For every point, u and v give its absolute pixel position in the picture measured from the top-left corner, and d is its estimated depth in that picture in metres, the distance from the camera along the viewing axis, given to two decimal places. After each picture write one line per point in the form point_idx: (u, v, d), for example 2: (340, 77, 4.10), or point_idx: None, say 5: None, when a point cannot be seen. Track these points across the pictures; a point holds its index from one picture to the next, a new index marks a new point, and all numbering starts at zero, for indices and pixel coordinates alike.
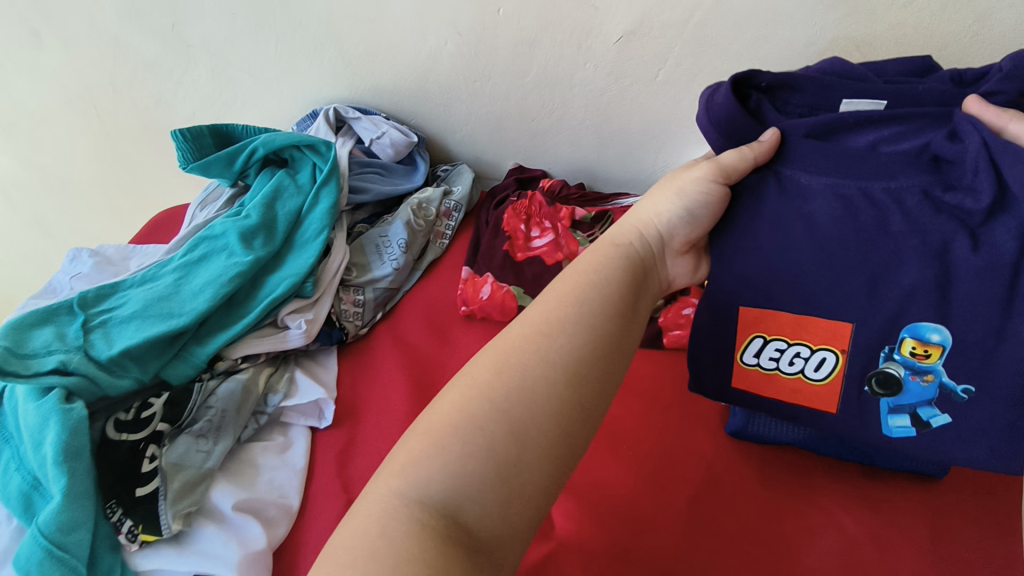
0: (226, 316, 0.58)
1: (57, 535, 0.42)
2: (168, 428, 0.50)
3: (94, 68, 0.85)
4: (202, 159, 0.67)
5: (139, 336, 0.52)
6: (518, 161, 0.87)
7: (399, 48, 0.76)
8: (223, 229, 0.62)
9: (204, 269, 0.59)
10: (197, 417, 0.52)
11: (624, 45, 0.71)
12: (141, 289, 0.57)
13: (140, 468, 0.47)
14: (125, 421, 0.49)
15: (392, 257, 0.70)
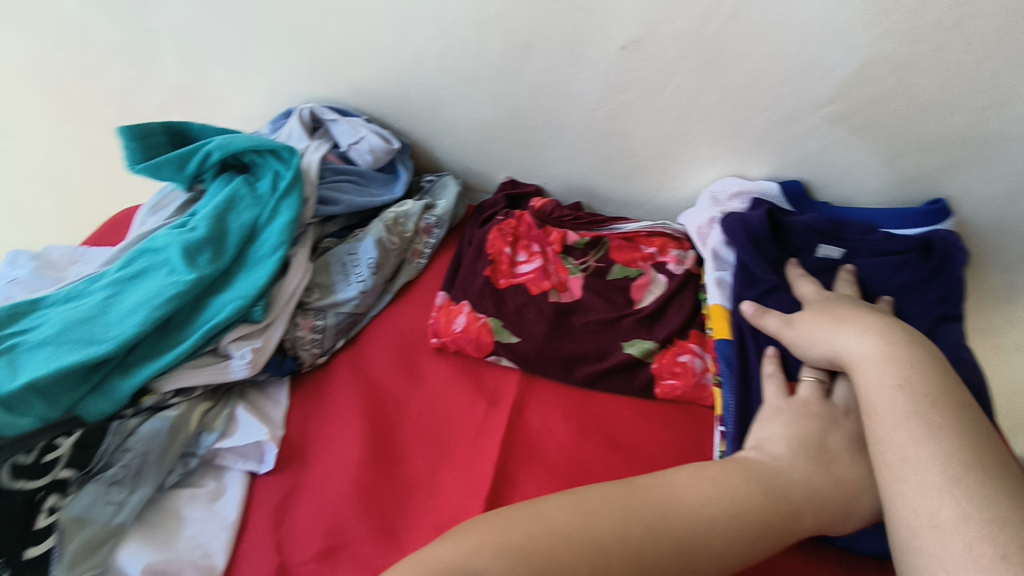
0: (159, 343, 0.52)
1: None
2: (74, 474, 0.44)
3: (55, 51, 0.78)
4: (152, 160, 0.60)
5: (50, 368, 0.46)
6: (511, 174, 0.79)
7: (380, 46, 0.69)
8: (165, 242, 0.56)
9: (137, 288, 0.53)
10: (111, 461, 0.46)
11: (629, 55, 0.63)
12: (63, 311, 0.51)
13: (34, 524, 0.41)
14: (23, 465, 0.42)
15: (359, 278, 0.64)
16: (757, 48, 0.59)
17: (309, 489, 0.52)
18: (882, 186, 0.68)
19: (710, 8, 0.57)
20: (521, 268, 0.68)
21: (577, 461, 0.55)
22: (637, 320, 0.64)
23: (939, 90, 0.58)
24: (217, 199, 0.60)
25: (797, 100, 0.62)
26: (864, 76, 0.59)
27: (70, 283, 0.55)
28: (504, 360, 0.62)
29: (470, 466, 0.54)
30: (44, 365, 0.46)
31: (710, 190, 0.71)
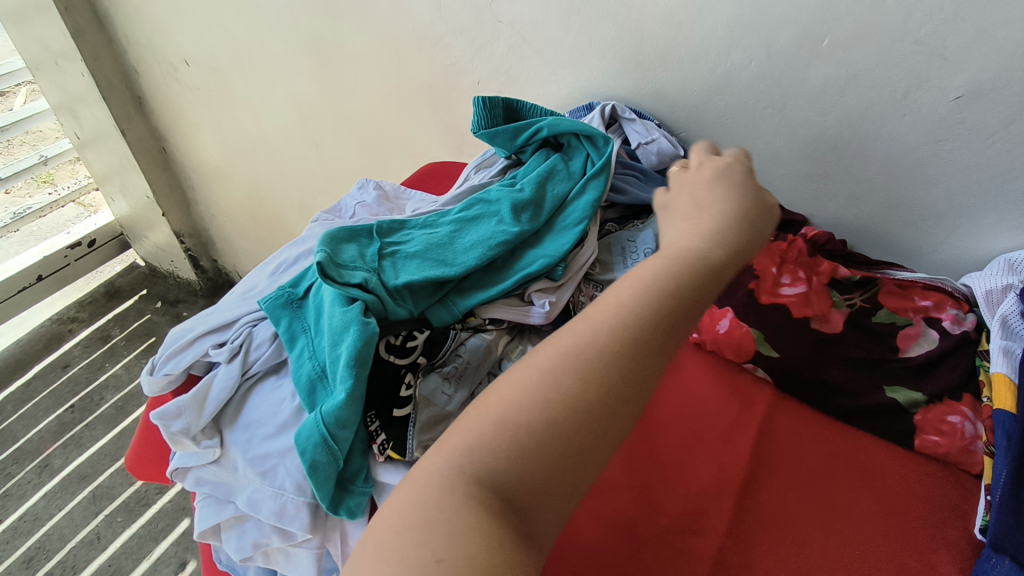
0: (484, 279, 0.61)
1: (333, 427, 0.47)
2: (425, 362, 0.55)
3: (410, 25, 0.95)
4: (492, 128, 0.72)
5: (420, 274, 0.57)
6: (779, 200, 0.81)
7: (697, 60, 0.75)
8: (499, 197, 0.66)
9: (477, 227, 0.63)
10: (447, 360, 0.56)
11: (961, 105, 0.62)
12: (423, 233, 0.62)
13: (398, 392, 0.52)
14: (394, 345, 0.54)
15: (635, 263, 0.69)
16: None
17: None
18: None
19: None
20: (787, 290, 0.68)
21: (826, 482, 0.56)
22: (906, 366, 0.62)
23: None
24: (538, 169, 0.70)
25: None
26: None
27: (420, 213, 0.68)
28: (760, 372, 0.67)
29: (722, 456, 0.57)
30: (416, 272, 0.57)
31: (1008, 257, 0.65)
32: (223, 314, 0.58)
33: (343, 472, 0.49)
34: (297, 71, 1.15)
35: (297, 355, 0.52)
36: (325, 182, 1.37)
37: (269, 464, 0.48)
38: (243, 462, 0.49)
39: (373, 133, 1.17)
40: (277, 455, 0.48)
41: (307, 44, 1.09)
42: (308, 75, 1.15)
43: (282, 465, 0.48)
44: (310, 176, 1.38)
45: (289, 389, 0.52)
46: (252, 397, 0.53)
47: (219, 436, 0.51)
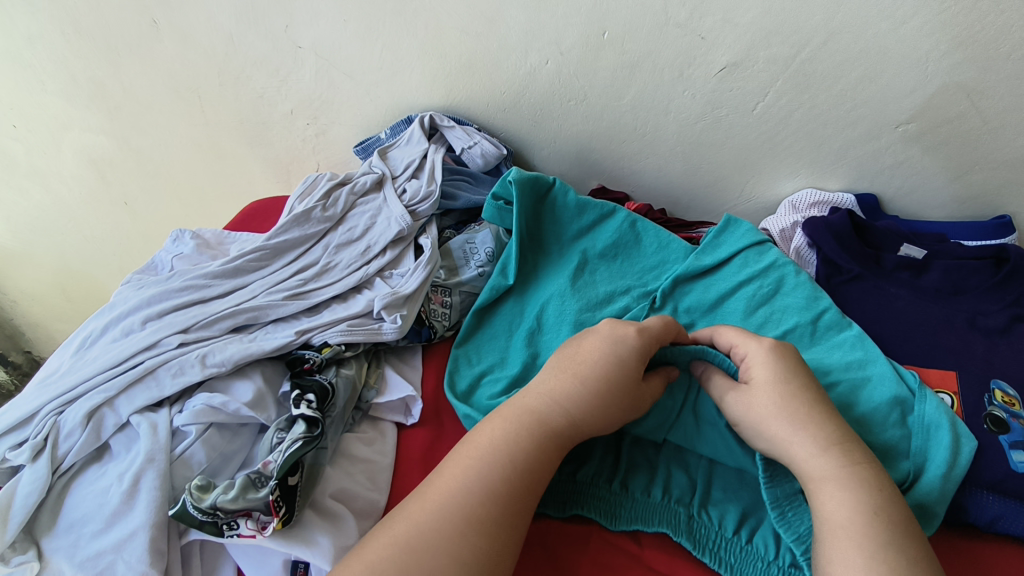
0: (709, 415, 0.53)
1: (207, 507, 0.43)
2: (310, 430, 0.49)
3: (202, 60, 0.88)
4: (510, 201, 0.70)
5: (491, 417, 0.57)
6: (601, 181, 0.89)
7: (500, 64, 0.78)
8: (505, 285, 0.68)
9: (733, 279, 0.67)
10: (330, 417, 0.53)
11: (726, 76, 0.71)
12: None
13: (286, 475, 0.46)
14: (307, 415, 0.49)
15: (478, 263, 0.72)
16: (845, 72, 0.68)
17: (447, 441, 0.58)
18: (947, 200, 0.77)
19: (805, 36, 0.66)
20: None
21: None
22: None
23: (1007, 113, 0.66)
24: (591, 214, 0.72)
25: (875, 120, 0.71)
26: (940, 99, 0.67)
27: (243, 255, 0.63)
28: None
29: None
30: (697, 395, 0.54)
31: (790, 200, 0.81)
32: (19, 408, 0.51)
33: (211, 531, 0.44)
34: (80, 125, 1.02)
35: (868, 404, 0.56)
36: (145, 239, 1.24)
37: (104, 564, 0.42)
38: (71, 569, 0.42)
39: (191, 179, 1.09)
40: (111, 551, 0.43)
41: (89, 95, 0.97)
42: (97, 127, 1.02)
43: (120, 559, 0.42)
44: (125, 237, 1.24)
45: (115, 473, 0.46)
46: (71, 493, 0.46)
47: (36, 547, 0.44)
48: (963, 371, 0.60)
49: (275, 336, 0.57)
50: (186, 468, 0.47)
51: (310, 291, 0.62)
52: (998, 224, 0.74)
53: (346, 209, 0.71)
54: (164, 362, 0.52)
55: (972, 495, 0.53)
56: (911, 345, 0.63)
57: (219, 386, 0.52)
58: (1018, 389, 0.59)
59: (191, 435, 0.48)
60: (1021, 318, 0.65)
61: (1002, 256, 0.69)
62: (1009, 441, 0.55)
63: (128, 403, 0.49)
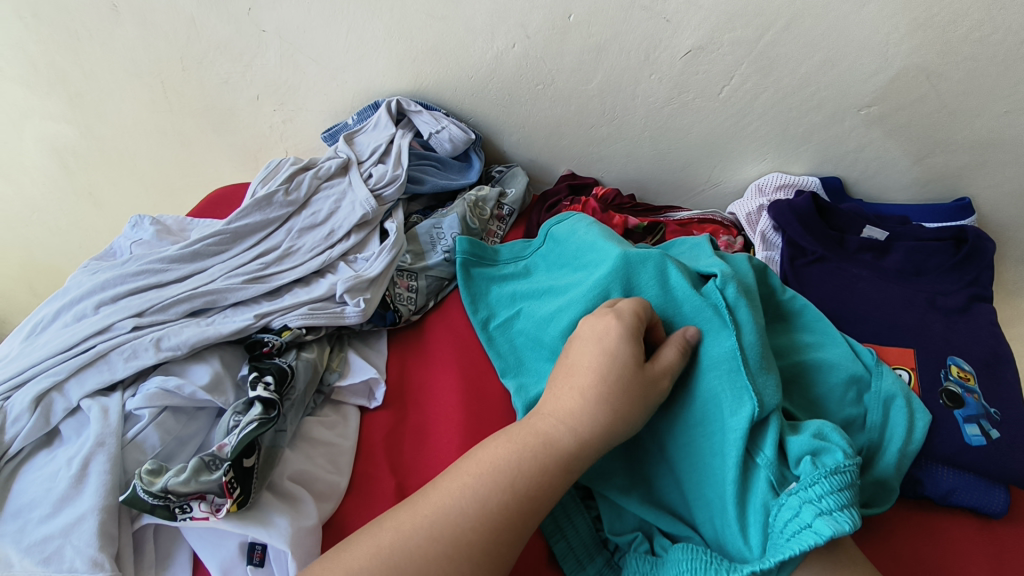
0: (691, 405, 0.49)
1: (159, 490, 0.43)
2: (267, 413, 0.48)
3: (165, 44, 0.86)
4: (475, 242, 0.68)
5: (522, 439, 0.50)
6: (571, 167, 0.89)
7: (467, 48, 0.77)
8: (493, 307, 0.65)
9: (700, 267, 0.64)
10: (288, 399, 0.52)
11: (691, 60, 0.72)
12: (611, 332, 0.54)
13: (242, 456, 0.45)
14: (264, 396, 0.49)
15: (445, 246, 0.71)
16: (808, 55, 0.68)
17: (411, 425, 0.57)
18: (908, 182, 0.78)
19: (768, 19, 0.66)
20: None
21: None
22: None
23: (964, 96, 0.67)
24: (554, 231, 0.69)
25: (838, 104, 0.72)
26: (899, 82, 0.68)
27: (202, 239, 0.62)
28: None
29: None
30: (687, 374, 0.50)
31: (757, 184, 0.81)
32: None
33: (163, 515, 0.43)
34: (41, 113, 0.99)
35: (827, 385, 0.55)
36: (113, 231, 1.21)
37: (51, 549, 0.41)
38: (16, 555, 0.41)
39: (158, 168, 1.07)
40: (60, 535, 0.42)
41: (49, 81, 0.95)
42: (58, 115, 1.00)
43: (67, 544, 0.41)
44: (92, 230, 1.21)
45: (64, 457, 0.45)
46: (20, 478, 0.45)
47: None
48: (921, 348, 0.61)
49: (233, 319, 0.56)
50: (139, 452, 0.46)
51: (271, 275, 0.61)
52: (958, 205, 0.75)
53: (310, 193, 0.70)
54: (116, 345, 0.51)
55: (928, 468, 0.54)
56: (871, 325, 0.64)
57: (174, 369, 0.51)
58: (972, 365, 0.60)
59: (144, 418, 0.47)
60: (978, 296, 0.67)
61: (961, 237, 0.71)
62: (964, 415, 0.56)
63: (78, 387, 0.48)
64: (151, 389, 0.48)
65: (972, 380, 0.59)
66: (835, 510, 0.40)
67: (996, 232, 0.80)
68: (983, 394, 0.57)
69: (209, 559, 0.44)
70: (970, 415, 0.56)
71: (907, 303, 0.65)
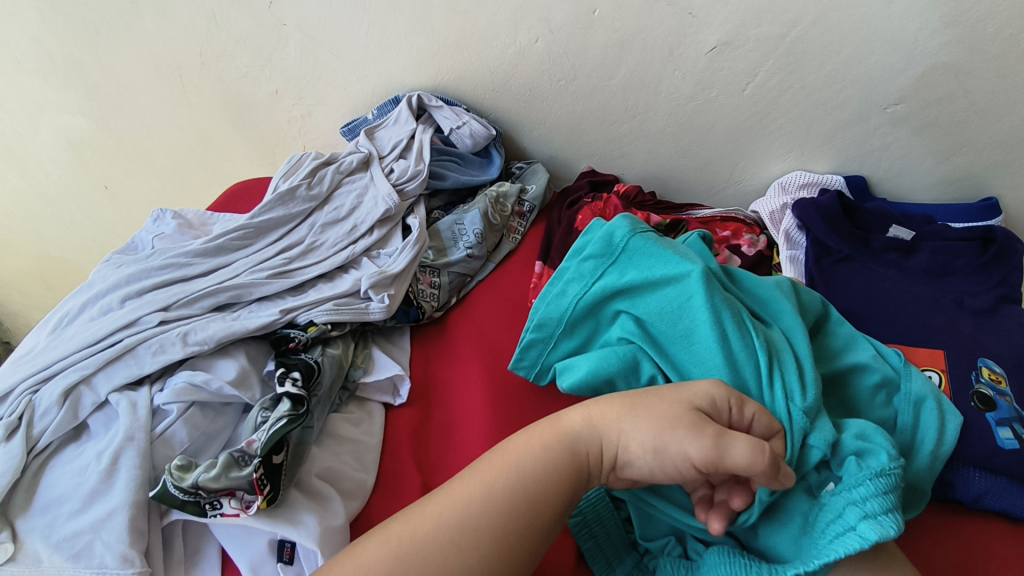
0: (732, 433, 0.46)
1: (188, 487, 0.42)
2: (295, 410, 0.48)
3: (184, 38, 0.86)
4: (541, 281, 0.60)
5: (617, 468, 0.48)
6: (591, 164, 0.88)
7: (489, 43, 0.77)
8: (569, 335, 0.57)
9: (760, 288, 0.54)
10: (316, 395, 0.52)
11: (716, 57, 0.71)
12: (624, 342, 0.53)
13: (272, 453, 0.45)
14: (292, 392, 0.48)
15: (467, 243, 0.71)
16: (836, 52, 0.68)
17: (436, 423, 0.57)
18: (934, 182, 0.77)
19: (795, 15, 0.65)
20: None
21: None
22: None
23: (994, 95, 0.66)
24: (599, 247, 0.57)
25: (864, 102, 0.71)
26: (928, 80, 0.67)
27: (226, 234, 0.62)
28: None
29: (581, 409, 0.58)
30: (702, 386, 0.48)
31: (780, 182, 0.80)
32: None
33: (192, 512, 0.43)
34: (58, 107, 0.99)
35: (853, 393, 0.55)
36: (128, 225, 1.21)
37: (81, 544, 0.41)
38: (47, 550, 0.41)
39: (174, 162, 1.07)
40: (90, 531, 0.41)
41: (67, 75, 0.94)
42: (75, 109, 0.99)
43: (98, 540, 0.41)
44: (107, 224, 1.20)
45: (92, 452, 0.45)
46: (48, 472, 0.45)
47: (10, 529, 0.42)
48: (951, 350, 0.60)
49: (259, 314, 0.56)
50: (167, 447, 0.46)
51: (294, 269, 0.61)
52: (987, 205, 0.74)
53: (332, 188, 0.69)
54: (143, 339, 0.51)
55: (961, 471, 0.53)
56: (899, 326, 0.63)
57: (201, 364, 0.51)
58: (1004, 367, 0.59)
59: (172, 414, 0.47)
60: (1007, 298, 0.66)
61: (990, 237, 0.70)
62: (996, 418, 0.55)
63: (106, 381, 0.48)
64: (180, 384, 0.48)
65: (1003, 382, 0.58)
66: (880, 514, 0.39)
67: (1023, 232, 0.79)
68: (1016, 397, 0.57)
69: (238, 556, 0.44)
70: (1003, 419, 0.55)
71: (936, 304, 0.64)
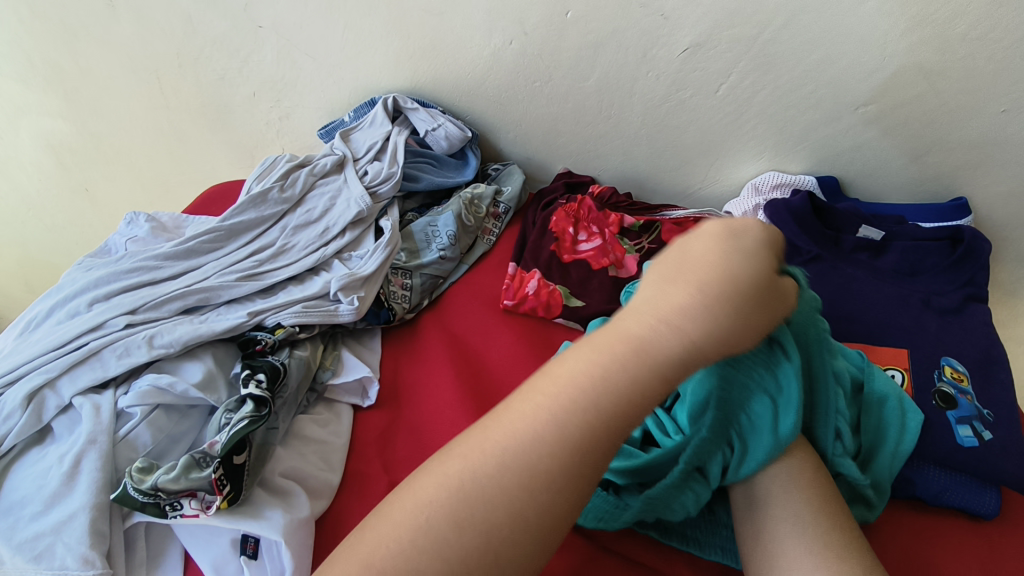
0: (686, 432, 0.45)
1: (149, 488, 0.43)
2: (257, 412, 0.48)
3: (161, 39, 0.86)
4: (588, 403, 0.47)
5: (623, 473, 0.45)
6: (568, 165, 0.89)
7: (464, 45, 0.77)
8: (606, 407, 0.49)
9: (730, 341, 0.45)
10: (280, 396, 0.53)
11: (688, 57, 0.71)
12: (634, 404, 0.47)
13: (232, 454, 0.45)
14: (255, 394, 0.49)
15: (440, 244, 0.71)
16: (806, 53, 0.68)
17: (404, 423, 0.57)
18: (904, 183, 0.78)
19: (766, 16, 0.66)
20: (582, 246, 0.75)
21: None
22: None
23: (961, 95, 0.67)
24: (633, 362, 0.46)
25: (835, 102, 0.72)
26: (897, 81, 0.68)
27: (197, 237, 0.62)
28: (569, 322, 0.68)
29: None
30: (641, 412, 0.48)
31: (754, 183, 0.81)
32: None
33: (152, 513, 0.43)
34: (37, 107, 0.99)
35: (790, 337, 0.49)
36: (109, 227, 1.20)
37: (43, 546, 0.41)
38: (7, 553, 0.41)
39: (155, 163, 1.07)
40: (51, 533, 0.41)
41: (45, 76, 0.94)
42: (54, 109, 0.99)
43: (60, 541, 0.41)
44: (88, 226, 1.20)
45: (55, 455, 0.45)
46: (11, 476, 0.45)
47: None
48: (916, 349, 0.61)
49: (227, 317, 0.56)
50: (130, 450, 0.46)
51: (264, 272, 0.61)
52: (957, 204, 0.74)
53: (305, 190, 0.70)
54: (110, 343, 0.51)
55: (921, 469, 0.54)
56: (866, 325, 0.64)
57: (167, 367, 0.51)
58: (966, 366, 0.60)
59: (136, 416, 0.48)
60: (973, 297, 0.66)
61: (957, 237, 0.70)
62: (957, 416, 0.56)
63: (70, 385, 0.49)
64: (144, 387, 0.48)
65: (965, 381, 0.59)
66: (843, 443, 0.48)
67: (992, 233, 0.80)
68: (977, 395, 0.57)
69: (201, 555, 0.44)
70: (964, 417, 0.56)
71: (902, 303, 0.65)
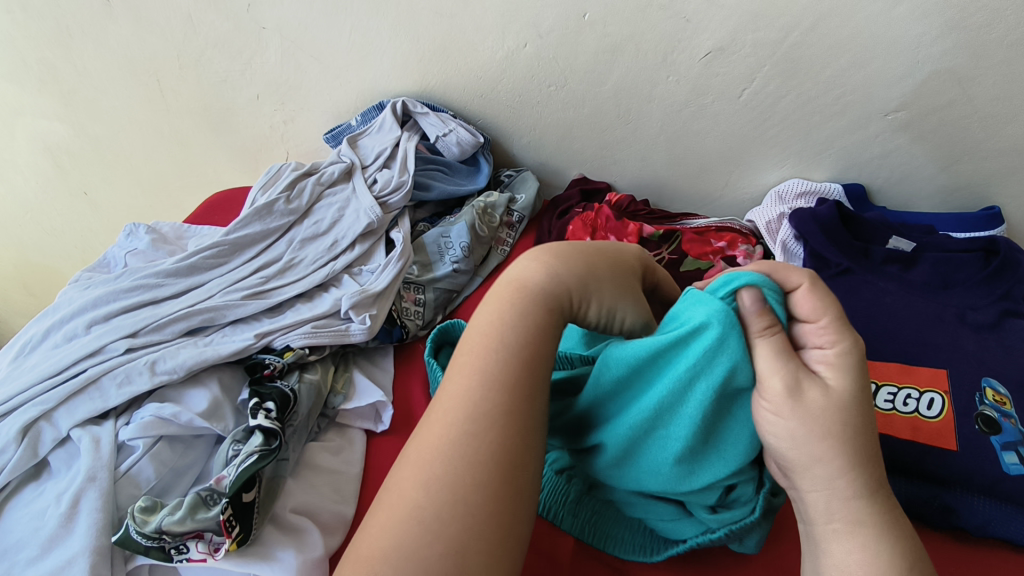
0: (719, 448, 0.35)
1: (153, 531, 0.40)
2: (266, 446, 0.45)
3: (160, 42, 0.83)
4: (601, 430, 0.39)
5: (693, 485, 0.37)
6: (583, 171, 0.86)
7: (476, 48, 0.74)
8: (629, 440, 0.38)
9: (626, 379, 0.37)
10: (291, 427, 0.50)
11: (711, 61, 0.68)
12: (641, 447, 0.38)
13: (241, 492, 0.42)
14: (264, 426, 0.46)
15: (453, 257, 0.68)
16: (835, 58, 0.65)
17: None
18: (934, 190, 0.75)
19: (793, 19, 0.63)
20: None
21: None
22: None
23: (997, 102, 0.64)
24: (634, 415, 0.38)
25: (864, 108, 0.69)
26: (930, 86, 0.65)
27: (200, 253, 0.59)
28: None
29: None
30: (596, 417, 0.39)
31: (777, 190, 0.78)
32: None
33: (158, 555, 0.41)
34: (33, 112, 0.96)
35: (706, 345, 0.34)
36: (110, 232, 1.17)
37: None
38: None
39: (155, 168, 1.04)
40: None
41: (41, 79, 0.91)
42: (51, 114, 0.96)
43: None
44: (88, 231, 1.17)
45: (53, 493, 0.42)
46: (6, 514, 0.42)
47: None
48: (955, 370, 0.58)
49: (232, 339, 0.53)
50: (132, 486, 0.43)
51: (271, 289, 0.58)
52: (991, 214, 0.71)
53: (312, 201, 0.67)
54: (109, 369, 0.48)
55: (964, 498, 0.51)
56: (901, 343, 0.61)
57: (170, 395, 0.48)
58: (1009, 387, 0.57)
59: (138, 450, 0.45)
60: (1012, 312, 0.64)
61: (993, 248, 0.67)
62: (1001, 441, 0.53)
63: (69, 416, 0.46)
64: (147, 418, 0.45)
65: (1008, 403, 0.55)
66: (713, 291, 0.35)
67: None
68: (1022, 418, 0.54)
69: None
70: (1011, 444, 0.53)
71: (938, 319, 0.62)
